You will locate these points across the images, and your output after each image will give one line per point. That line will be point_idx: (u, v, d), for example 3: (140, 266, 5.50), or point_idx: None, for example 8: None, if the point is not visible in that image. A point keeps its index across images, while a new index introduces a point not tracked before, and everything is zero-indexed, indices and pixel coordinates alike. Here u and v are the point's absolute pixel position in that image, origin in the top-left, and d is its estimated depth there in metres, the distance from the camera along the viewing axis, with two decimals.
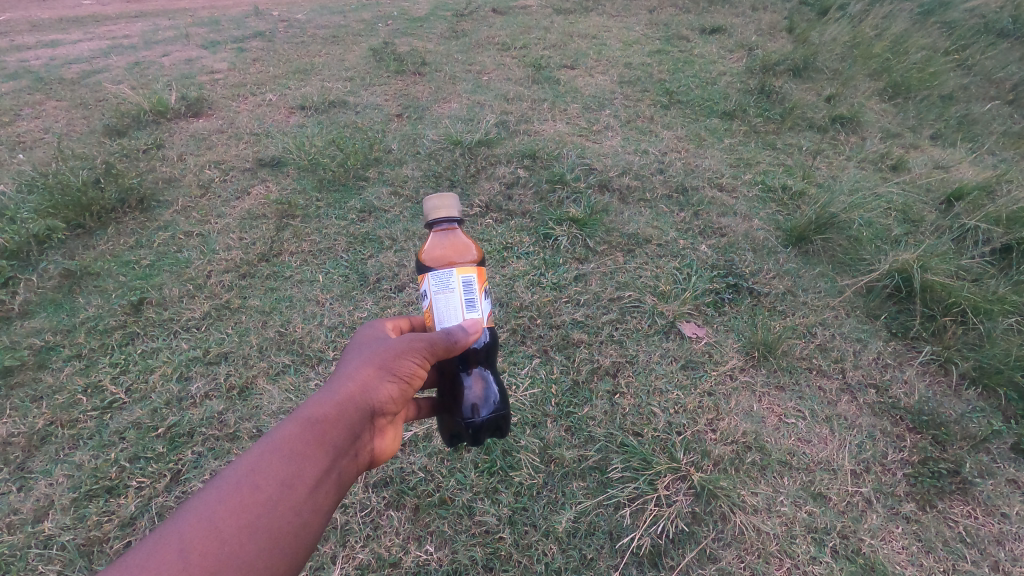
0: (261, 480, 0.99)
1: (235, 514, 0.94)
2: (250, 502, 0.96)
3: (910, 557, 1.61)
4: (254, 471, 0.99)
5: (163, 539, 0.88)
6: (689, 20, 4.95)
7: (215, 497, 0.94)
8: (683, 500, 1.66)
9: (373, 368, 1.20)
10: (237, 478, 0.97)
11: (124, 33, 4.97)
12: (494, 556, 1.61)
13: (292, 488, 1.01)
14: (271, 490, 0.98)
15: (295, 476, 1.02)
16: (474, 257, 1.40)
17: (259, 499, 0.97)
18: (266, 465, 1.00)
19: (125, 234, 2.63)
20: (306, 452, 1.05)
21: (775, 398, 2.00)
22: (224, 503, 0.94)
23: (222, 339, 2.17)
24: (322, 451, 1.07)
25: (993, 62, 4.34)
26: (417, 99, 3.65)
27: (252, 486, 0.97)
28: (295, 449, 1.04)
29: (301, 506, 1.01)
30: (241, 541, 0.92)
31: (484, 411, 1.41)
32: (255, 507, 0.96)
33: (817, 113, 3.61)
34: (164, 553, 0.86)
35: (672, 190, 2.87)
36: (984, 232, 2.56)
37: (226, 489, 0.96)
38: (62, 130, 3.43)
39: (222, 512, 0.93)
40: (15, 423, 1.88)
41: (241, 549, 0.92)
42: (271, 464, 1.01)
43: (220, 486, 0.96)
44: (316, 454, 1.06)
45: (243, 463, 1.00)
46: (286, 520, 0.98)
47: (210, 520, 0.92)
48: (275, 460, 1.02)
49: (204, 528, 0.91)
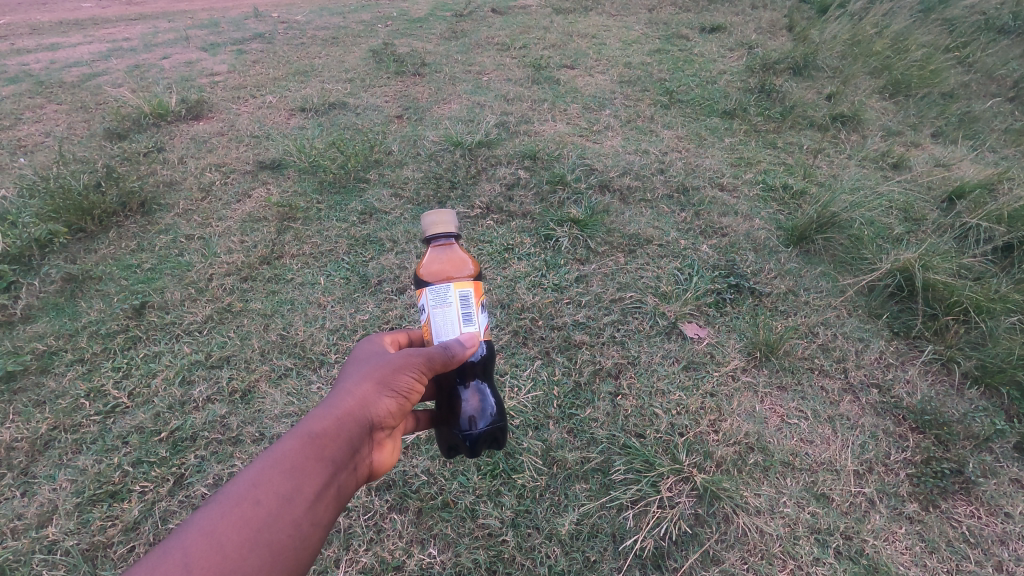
0: (263, 495, 0.99)
1: (236, 527, 0.94)
2: (251, 516, 0.96)
3: (914, 557, 1.61)
4: (255, 485, 0.99)
5: (166, 553, 0.87)
6: (689, 18, 4.95)
7: (217, 511, 0.94)
8: (686, 501, 1.66)
9: (372, 383, 1.20)
10: (237, 492, 0.97)
11: (124, 36, 4.97)
12: (498, 559, 1.61)
13: (292, 502, 1.01)
14: (271, 504, 0.99)
15: (295, 491, 1.02)
16: (471, 272, 1.39)
17: (259, 513, 0.97)
18: (267, 480, 1.01)
19: (126, 238, 2.64)
20: (306, 466, 1.05)
21: (778, 399, 2.00)
22: (226, 517, 0.94)
23: (224, 342, 2.18)
24: (321, 465, 1.07)
25: (993, 59, 4.34)
26: (417, 100, 3.65)
27: (253, 501, 0.97)
28: (294, 464, 1.04)
29: (300, 520, 1.01)
30: (242, 554, 0.92)
31: (481, 423, 1.41)
32: (256, 521, 0.96)
33: (817, 111, 3.60)
34: (167, 566, 0.86)
35: (673, 190, 2.87)
36: (986, 230, 2.56)
37: (228, 503, 0.96)
38: (62, 134, 3.43)
39: (224, 526, 0.93)
40: (18, 428, 1.88)
41: (243, 563, 0.92)
42: (271, 478, 1.01)
43: (221, 501, 0.96)
44: (315, 468, 1.06)
45: (244, 478, 1.00)
46: (286, 533, 0.98)
47: (212, 534, 0.91)
48: (276, 475, 1.02)
49: (207, 542, 0.90)
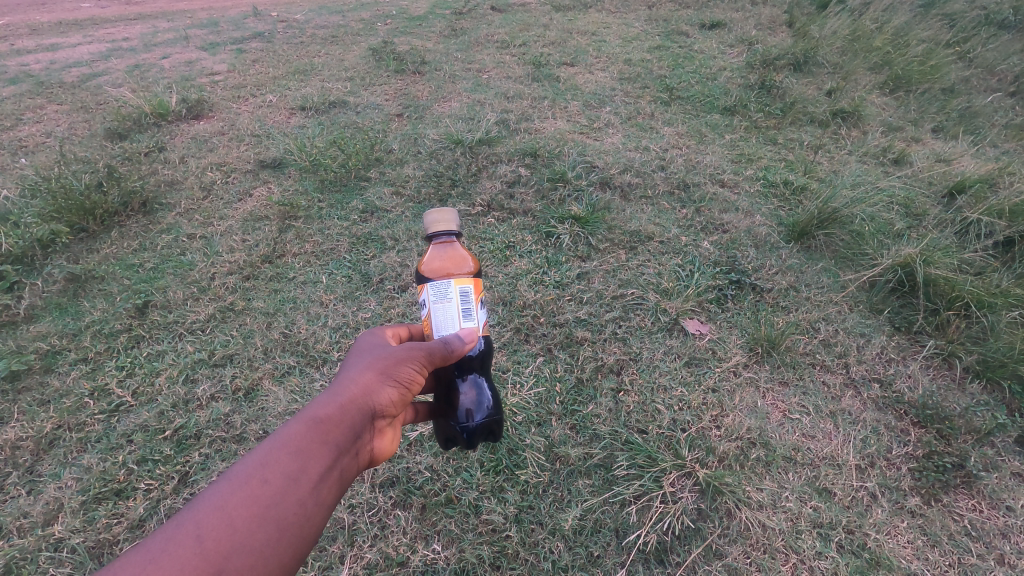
0: (271, 474, 1.00)
1: (246, 503, 0.95)
2: (260, 494, 0.97)
3: (916, 551, 1.62)
4: (263, 465, 1.00)
5: (180, 525, 0.89)
6: (690, 15, 4.94)
7: (226, 488, 0.96)
8: (689, 496, 1.67)
9: (374, 373, 1.21)
10: (246, 470, 0.98)
11: (124, 36, 4.97)
12: (502, 554, 1.61)
13: (297, 483, 1.01)
14: (278, 484, 0.99)
15: (301, 472, 1.03)
16: (471, 269, 1.39)
17: (267, 491, 0.98)
18: (275, 459, 1.01)
19: (129, 237, 2.65)
20: (311, 449, 1.06)
21: (779, 394, 2.00)
22: (236, 495, 0.95)
23: (227, 341, 2.18)
24: (327, 447, 1.08)
25: (994, 54, 4.34)
26: (417, 99, 3.65)
27: (261, 479, 0.98)
28: (299, 446, 1.04)
29: (305, 499, 1.01)
30: (251, 530, 0.94)
31: (478, 415, 1.44)
32: (264, 499, 0.97)
33: (818, 106, 3.59)
34: (180, 539, 0.88)
35: (674, 187, 2.87)
36: (987, 225, 2.56)
37: (238, 481, 0.97)
38: (64, 134, 3.43)
39: (234, 503, 0.94)
40: (23, 427, 1.89)
41: (252, 538, 0.93)
42: (278, 460, 1.02)
43: (231, 478, 0.97)
44: (320, 451, 1.07)
45: (253, 457, 1.01)
46: (293, 512, 0.99)
47: (223, 509, 0.93)
48: (283, 455, 1.02)
49: (218, 516, 0.92)
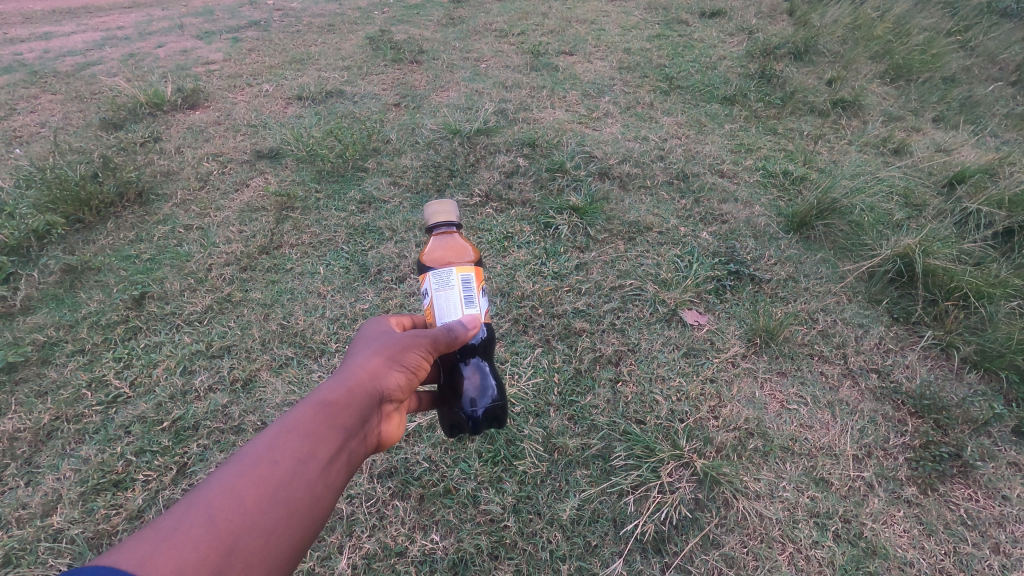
0: (280, 456, 1.00)
1: (256, 484, 0.95)
2: (269, 476, 0.97)
3: (912, 540, 1.62)
4: (272, 447, 1.00)
5: (190, 505, 0.89)
6: (690, 3, 4.89)
7: (236, 469, 0.95)
8: (686, 487, 1.67)
9: (381, 358, 1.20)
10: (255, 452, 0.98)
11: (118, 24, 4.91)
12: (500, 544, 1.62)
13: (306, 465, 1.01)
14: (287, 466, 0.99)
15: (309, 455, 1.03)
16: (472, 257, 1.39)
17: (276, 473, 0.98)
18: (283, 442, 1.01)
19: (125, 228, 2.63)
20: (319, 432, 1.06)
21: (777, 384, 2.01)
22: (246, 475, 0.95)
23: (225, 332, 2.18)
24: (335, 431, 1.08)
25: (996, 42, 4.30)
26: (414, 88, 3.62)
27: (270, 461, 0.98)
28: (308, 430, 1.04)
29: (314, 481, 1.02)
30: (261, 510, 0.93)
31: (483, 402, 1.43)
32: (273, 480, 0.97)
33: (818, 96, 3.57)
34: (191, 518, 0.87)
35: (673, 177, 2.86)
36: (986, 215, 2.55)
37: (247, 462, 0.96)
38: (58, 124, 3.40)
39: (244, 483, 0.94)
40: (21, 418, 1.89)
41: (263, 518, 0.93)
42: (287, 442, 1.02)
43: (240, 460, 0.96)
44: (328, 435, 1.07)
45: (262, 440, 1.01)
46: (302, 493, 0.99)
47: (233, 489, 0.92)
48: (292, 438, 1.02)
49: (228, 496, 0.91)
